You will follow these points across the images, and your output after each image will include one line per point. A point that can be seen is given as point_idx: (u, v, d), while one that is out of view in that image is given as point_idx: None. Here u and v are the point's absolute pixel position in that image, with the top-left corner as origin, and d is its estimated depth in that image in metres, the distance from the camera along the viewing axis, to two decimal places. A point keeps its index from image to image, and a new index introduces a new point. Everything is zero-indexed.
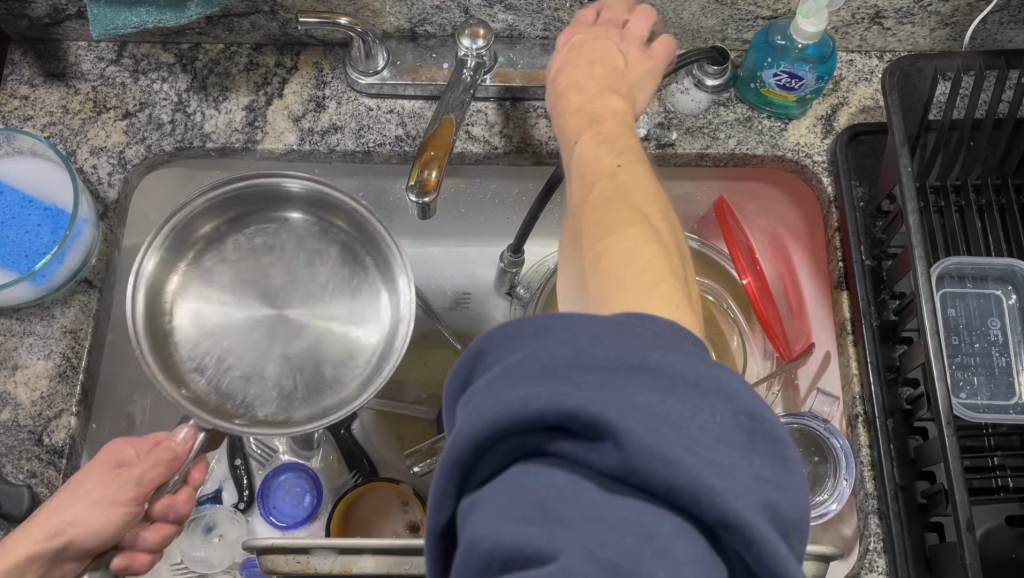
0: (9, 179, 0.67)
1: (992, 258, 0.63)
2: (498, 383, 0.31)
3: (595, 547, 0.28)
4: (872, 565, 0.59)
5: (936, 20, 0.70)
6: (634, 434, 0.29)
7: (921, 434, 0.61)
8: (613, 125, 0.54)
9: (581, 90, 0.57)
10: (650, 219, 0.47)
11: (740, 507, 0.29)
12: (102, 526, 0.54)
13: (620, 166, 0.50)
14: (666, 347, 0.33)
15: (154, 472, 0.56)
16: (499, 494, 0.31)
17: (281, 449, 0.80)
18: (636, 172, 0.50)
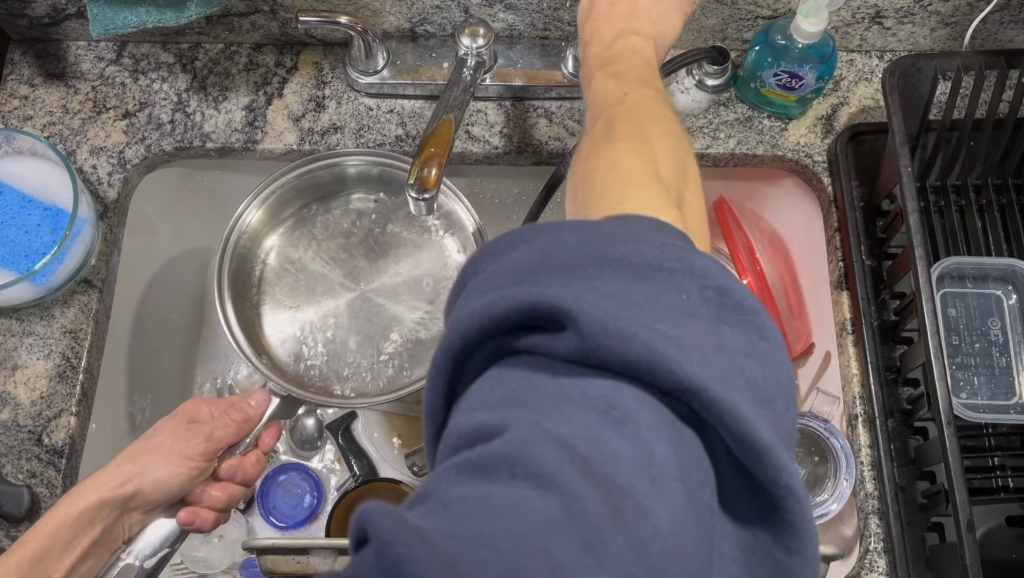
0: (9, 178, 0.67)
1: (992, 259, 0.63)
2: (473, 296, 0.32)
3: (554, 428, 0.28)
4: (872, 565, 0.59)
5: (936, 20, 0.70)
6: (588, 315, 0.29)
7: (921, 434, 0.61)
8: (634, 63, 0.51)
9: (599, 42, 0.53)
10: (664, 147, 0.45)
11: (703, 376, 0.28)
12: (168, 477, 0.64)
13: (629, 96, 0.48)
14: (633, 237, 0.32)
15: (227, 427, 0.67)
16: (473, 393, 0.30)
17: (281, 449, 0.80)
18: (645, 99, 0.48)
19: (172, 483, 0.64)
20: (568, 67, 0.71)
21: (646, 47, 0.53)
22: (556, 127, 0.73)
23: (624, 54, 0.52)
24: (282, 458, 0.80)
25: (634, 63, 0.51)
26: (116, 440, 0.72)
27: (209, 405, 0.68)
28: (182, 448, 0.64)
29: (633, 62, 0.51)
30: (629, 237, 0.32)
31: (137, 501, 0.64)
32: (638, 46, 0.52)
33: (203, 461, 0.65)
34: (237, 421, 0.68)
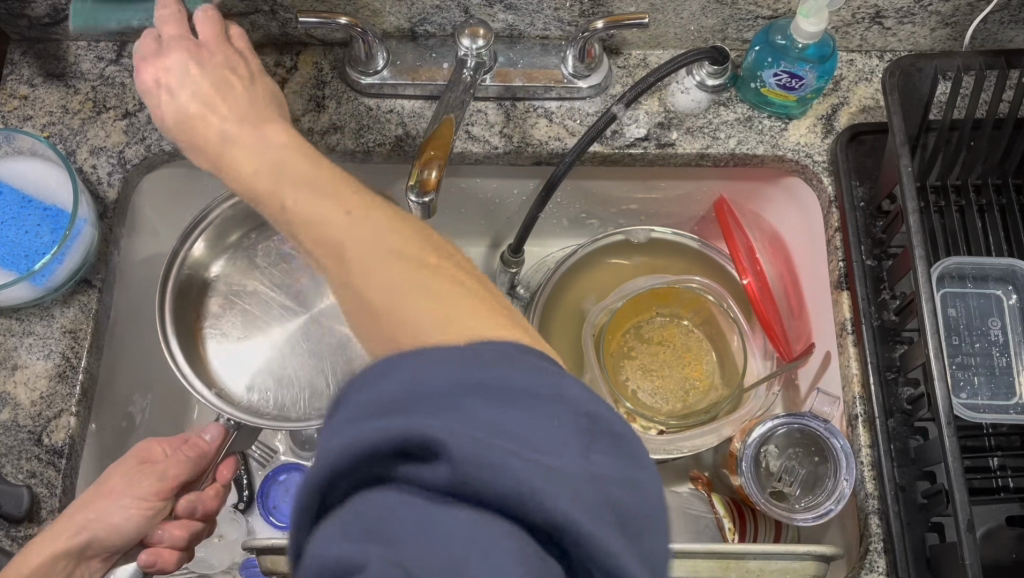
0: (9, 179, 0.67)
1: (993, 258, 0.63)
2: (341, 421, 0.33)
3: (413, 563, 0.30)
4: (873, 565, 0.59)
5: (936, 20, 0.70)
6: (461, 448, 0.31)
7: (921, 434, 0.61)
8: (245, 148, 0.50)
9: (231, 86, 0.53)
10: (336, 234, 0.43)
11: (566, 510, 0.30)
12: (125, 522, 0.59)
13: (249, 178, 0.48)
14: (500, 363, 0.34)
15: (182, 464, 0.63)
16: (346, 517, 0.31)
17: (281, 449, 0.80)
18: (251, 183, 0.48)
19: (129, 527, 0.60)
20: (568, 67, 0.72)
21: (278, 140, 0.50)
22: (556, 127, 0.72)
23: (215, 142, 0.51)
24: (282, 459, 0.79)
25: (215, 144, 0.51)
26: (115, 440, 0.72)
27: (162, 445, 0.64)
28: (137, 489, 0.60)
29: (244, 126, 0.51)
30: (497, 358, 0.34)
31: (93, 549, 0.59)
32: (214, 106, 0.52)
33: (159, 501, 0.62)
34: (192, 457, 0.64)
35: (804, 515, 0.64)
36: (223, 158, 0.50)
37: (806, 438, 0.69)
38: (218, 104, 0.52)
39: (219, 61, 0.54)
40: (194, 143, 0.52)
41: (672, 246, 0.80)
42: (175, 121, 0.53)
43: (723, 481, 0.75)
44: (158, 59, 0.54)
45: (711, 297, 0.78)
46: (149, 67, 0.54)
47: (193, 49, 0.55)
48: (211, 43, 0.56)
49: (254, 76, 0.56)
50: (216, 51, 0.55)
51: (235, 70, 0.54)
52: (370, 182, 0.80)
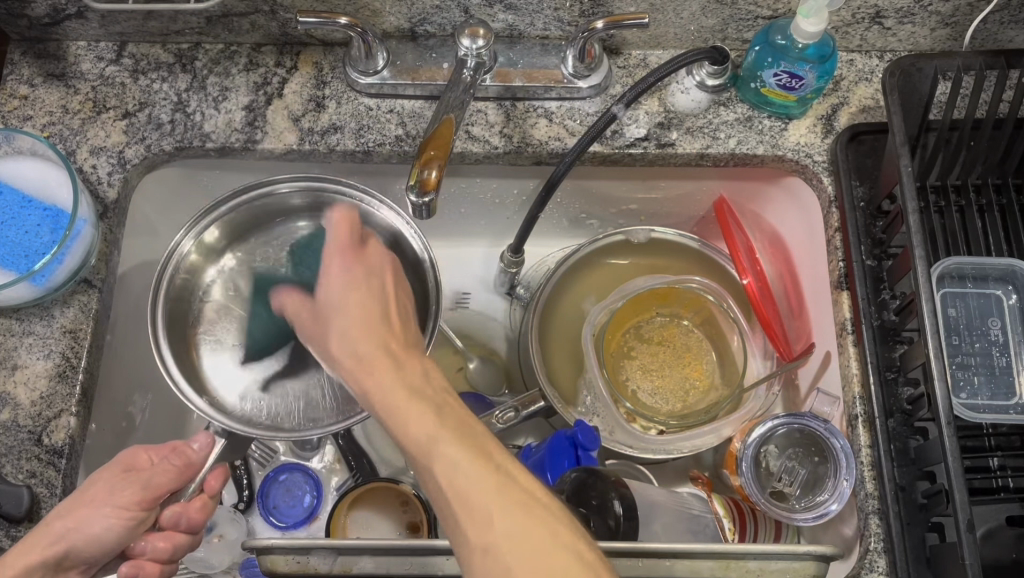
0: (9, 179, 0.67)
1: (993, 258, 0.63)
2: None
3: None
4: (872, 565, 0.59)
5: (936, 20, 0.70)
6: None
7: (921, 434, 0.61)
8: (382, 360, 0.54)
9: (370, 254, 0.62)
10: (464, 470, 0.46)
11: None
12: (104, 531, 0.57)
13: (377, 384, 0.53)
14: None
15: (167, 473, 0.61)
16: None
17: (281, 450, 0.81)
18: (374, 391, 0.53)
19: (109, 536, 0.57)
20: (568, 67, 0.72)
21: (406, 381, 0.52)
22: (556, 127, 0.73)
23: (353, 351, 0.56)
24: (282, 459, 0.81)
25: (351, 343, 0.56)
26: (115, 440, 0.72)
27: (149, 452, 0.62)
28: (118, 498, 0.58)
29: (388, 346, 0.56)
30: None
31: (73, 557, 0.57)
32: (360, 314, 0.57)
33: (142, 511, 0.59)
34: (177, 466, 0.61)
35: (804, 515, 0.65)
36: (360, 361, 0.55)
37: (807, 438, 0.69)
38: (355, 307, 0.58)
39: (371, 263, 0.61)
40: (331, 340, 0.58)
41: (673, 246, 0.80)
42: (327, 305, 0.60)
43: (723, 481, 0.76)
44: (330, 262, 0.62)
45: (711, 298, 0.78)
46: (328, 268, 0.61)
47: (336, 264, 0.61)
48: (365, 249, 0.63)
49: (400, 300, 0.60)
50: (354, 269, 0.60)
51: (385, 287, 0.60)
52: (370, 182, 0.80)
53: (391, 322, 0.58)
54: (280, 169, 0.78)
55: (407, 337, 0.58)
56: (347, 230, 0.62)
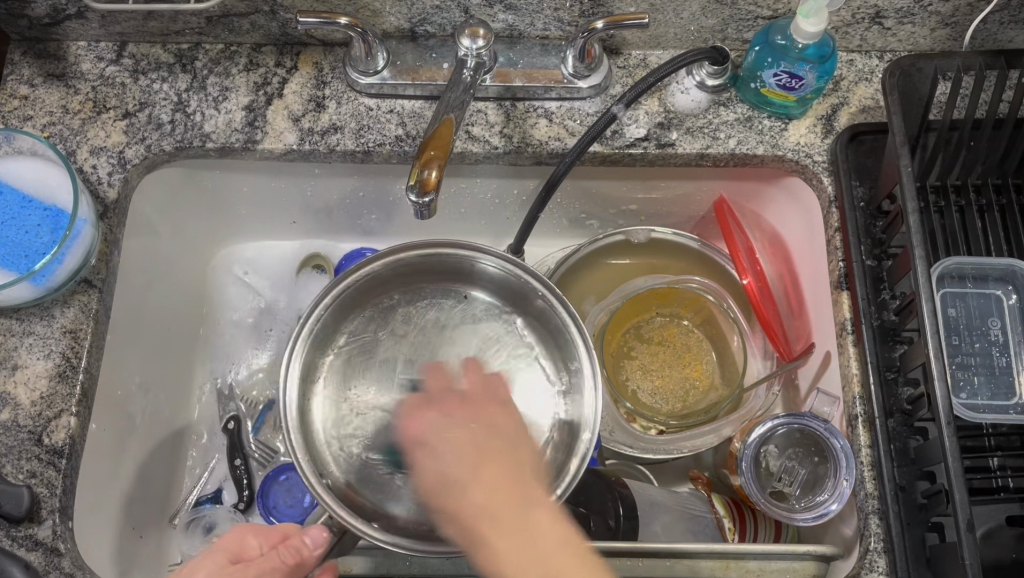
0: (9, 179, 0.67)
1: (993, 259, 0.63)
2: None
3: None
4: (872, 565, 0.59)
5: (936, 20, 0.70)
6: None
7: (921, 434, 0.61)
8: (502, 495, 0.54)
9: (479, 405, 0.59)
10: None
11: None
12: None
13: (495, 561, 0.52)
14: None
15: (275, 566, 0.55)
16: None
17: (281, 450, 0.81)
18: (493, 566, 0.52)
19: None
20: (568, 67, 0.72)
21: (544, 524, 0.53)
22: (556, 127, 0.72)
23: (467, 513, 0.53)
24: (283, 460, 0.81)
25: (456, 507, 0.54)
26: (116, 440, 0.71)
27: (257, 536, 0.58)
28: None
29: (496, 494, 0.54)
30: None
31: None
32: (462, 471, 0.55)
33: None
34: (288, 563, 0.55)
35: (804, 515, 0.64)
36: (473, 527, 0.53)
37: (807, 438, 0.69)
38: (453, 459, 0.56)
39: (454, 400, 0.60)
40: (434, 501, 0.56)
41: (673, 246, 0.81)
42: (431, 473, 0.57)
43: (723, 481, 0.76)
44: (417, 410, 0.61)
45: (711, 298, 0.79)
46: (411, 420, 0.60)
47: (423, 420, 0.60)
48: (430, 431, 0.59)
49: (494, 427, 0.58)
50: (447, 403, 0.60)
51: (474, 426, 0.58)
52: (370, 183, 0.80)
53: (495, 460, 0.56)
54: (280, 169, 0.78)
55: (516, 461, 0.56)
56: (439, 382, 0.62)
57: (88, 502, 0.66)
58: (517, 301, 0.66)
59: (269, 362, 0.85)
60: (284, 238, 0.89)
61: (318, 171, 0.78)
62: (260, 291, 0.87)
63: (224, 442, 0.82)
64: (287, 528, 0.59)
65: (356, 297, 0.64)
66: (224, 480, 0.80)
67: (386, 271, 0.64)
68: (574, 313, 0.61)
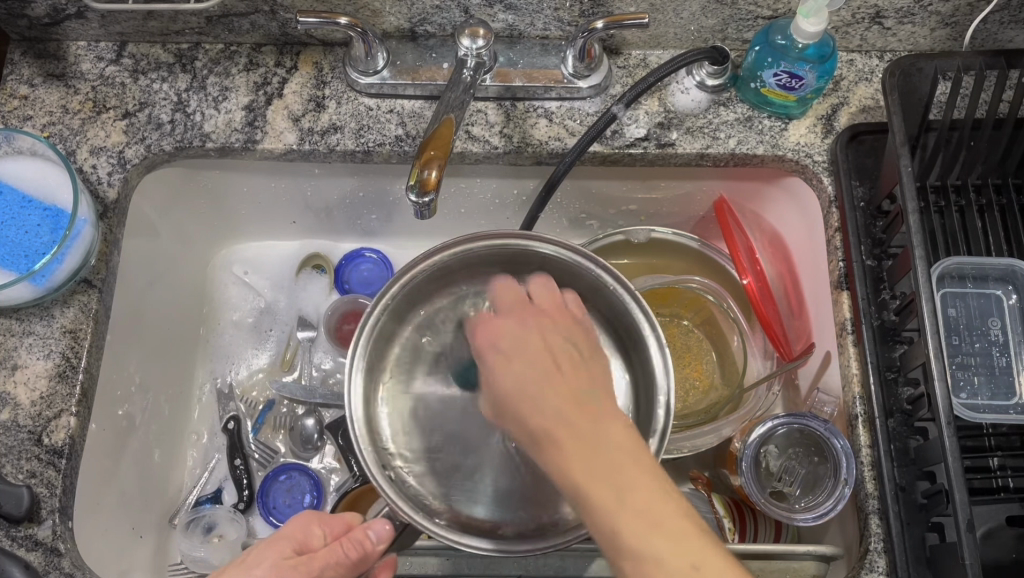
0: (9, 179, 0.67)
1: (993, 259, 0.63)
2: None
3: None
4: (873, 565, 0.59)
5: (936, 20, 0.70)
6: None
7: (921, 434, 0.61)
8: (576, 410, 0.49)
9: (546, 319, 0.54)
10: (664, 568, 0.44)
11: None
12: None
13: (562, 460, 0.47)
14: None
15: (338, 562, 0.53)
16: None
17: (281, 451, 0.81)
18: (553, 461, 0.47)
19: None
20: (568, 67, 0.72)
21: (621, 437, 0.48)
22: (556, 127, 0.72)
23: (534, 421, 0.49)
24: (283, 460, 0.81)
25: (529, 414, 0.49)
26: (116, 440, 0.71)
27: (322, 526, 0.56)
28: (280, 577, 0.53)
29: (569, 407, 0.49)
30: None
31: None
32: (532, 372, 0.51)
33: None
34: (351, 558, 0.53)
35: (804, 515, 0.64)
36: (544, 431, 0.48)
37: (807, 438, 0.70)
38: (520, 369, 0.51)
39: (535, 312, 0.54)
40: (502, 406, 0.51)
41: (673, 246, 0.80)
42: (495, 387, 0.52)
43: (723, 481, 0.76)
44: (490, 319, 0.55)
45: (711, 298, 0.80)
46: (481, 333, 0.54)
47: (498, 322, 0.54)
48: (501, 303, 0.56)
49: (576, 336, 0.54)
50: (515, 314, 0.55)
51: (551, 331, 0.53)
52: (370, 183, 0.80)
53: (568, 371, 0.51)
54: (280, 169, 0.78)
55: (587, 381, 0.51)
56: (506, 296, 0.56)
57: (88, 501, 0.66)
58: (591, 295, 0.59)
59: (269, 362, 0.85)
60: (283, 238, 0.89)
61: (318, 171, 0.78)
62: (260, 291, 0.87)
63: (224, 442, 0.82)
64: (352, 519, 0.58)
65: (424, 288, 0.59)
66: (224, 480, 0.80)
67: (453, 261, 0.58)
68: (644, 305, 0.55)
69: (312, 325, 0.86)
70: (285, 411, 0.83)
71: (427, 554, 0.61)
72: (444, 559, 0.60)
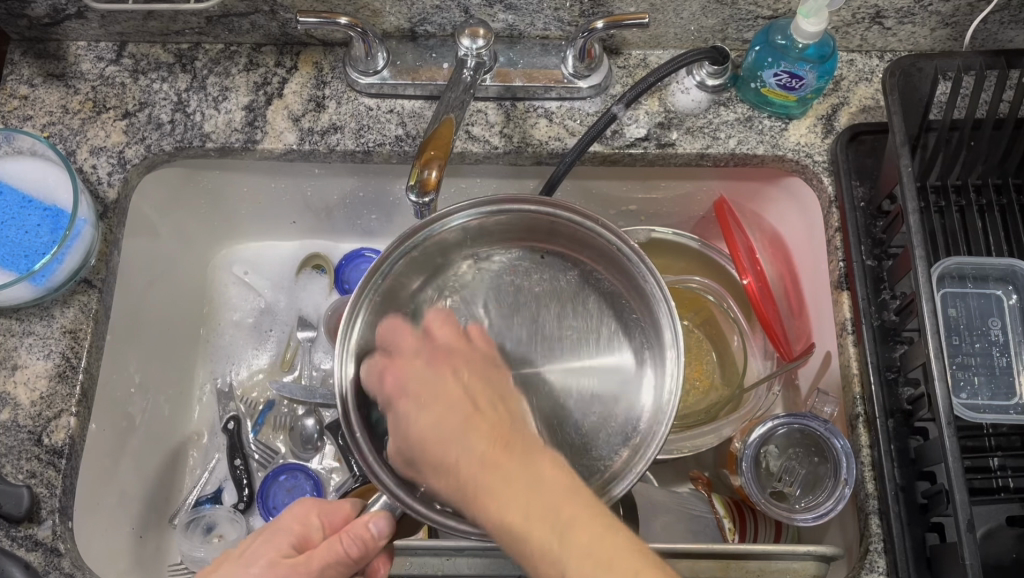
0: (9, 179, 0.67)
1: (992, 259, 0.63)
2: None
3: None
4: (873, 565, 0.59)
5: (936, 20, 0.70)
6: None
7: (921, 434, 0.60)
8: (503, 455, 0.50)
9: (444, 360, 0.56)
10: None
11: None
12: None
13: (494, 508, 0.47)
14: None
15: (339, 559, 0.53)
16: None
17: (282, 451, 0.81)
18: (493, 514, 0.47)
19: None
20: (568, 67, 0.72)
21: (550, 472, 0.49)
22: (556, 127, 0.72)
23: (456, 470, 0.50)
24: (283, 460, 0.81)
25: (450, 464, 0.50)
26: (116, 440, 0.71)
27: (320, 517, 0.56)
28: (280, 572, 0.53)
29: (490, 448, 0.50)
30: None
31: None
32: (437, 421, 0.52)
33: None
34: (351, 555, 0.53)
35: (804, 515, 0.64)
36: (465, 480, 0.49)
37: (807, 438, 0.69)
38: (439, 414, 0.52)
39: (439, 353, 0.56)
40: (417, 458, 0.52)
41: (673, 246, 0.80)
42: (407, 439, 0.52)
43: (723, 481, 0.76)
44: (390, 364, 0.56)
45: (711, 298, 0.80)
46: (388, 374, 0.55)
47: (405, 362, 0.55)
48: (403, 345, 0.57)
49: (480, 374, 0.56)
50: (420, 356, 0.56)
51: (461, 373, 0.55)
52: (370, 183, 0.80)
53: (484, 410, 0.52)
54: (280, 169, 0.77)
55: (505, 419, 0.53)
56: (399, 340, 0.57)
57: (88, 501, 0.66)
58: (598, 258, 0.63)
59: (269, 362, 0.85)
60: (283, 238, 0.89)
61: (318, 171, 0.78)
62: (260, 291, 0.87)
63: (224, 442, 0.82)
64: (349, 509, 0.57)
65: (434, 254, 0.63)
66: (224, 480, 0.80)
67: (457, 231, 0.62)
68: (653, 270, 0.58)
69: (312, 325, 0.85)
70: (285, 411, 0.82)
71: (427, 555, 0.60)
72: (445, 560, 0.60)
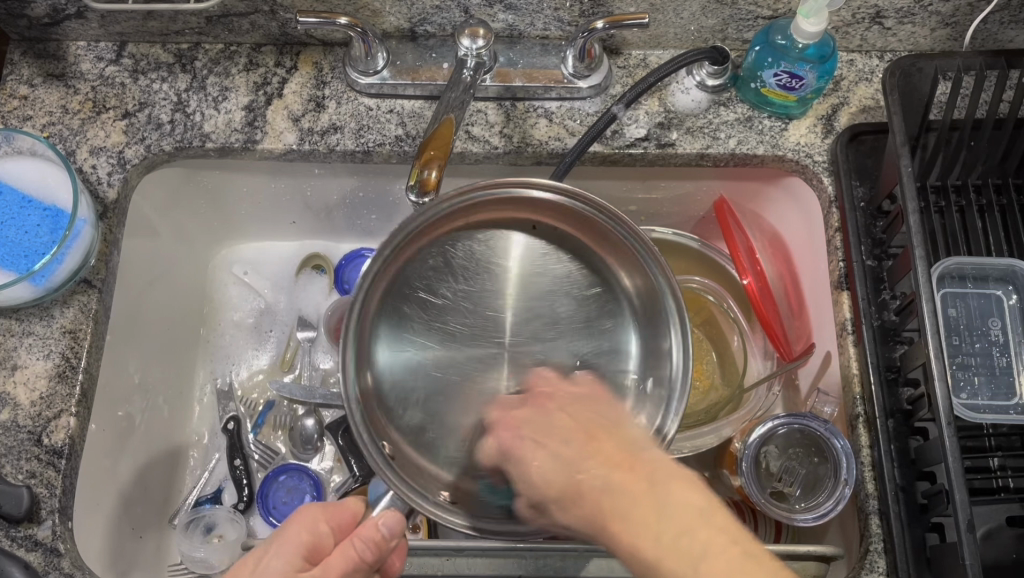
0: (9, 179, 0.67)
1: (993, 259, 0.63)
2: None
3: None
4: (873, 565, 0.59)
5: (936, 20, 0.70)
6: None
7: (921, 434, 0.60)
8: (634, 482, 0.49)
9: (548, 404, 0.57)
10: None
11: None
12: None
13: (626, 532, 0.48)
14: None
15: (354, 565, 0.51)
16: None
17: (283, 451, 0.81)
18: (624, 540, 0.48)
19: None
20: (568, 67, 0.72)
21: (678, 497, 0.48)
22: (556, 127, 0.72)
23: (589, 506, 0.50)
24: (283, 460, 0.81)
25: (582, 495, 0.50)
26: (116, 440, 0.71)
27: (329, 523, 0.54)
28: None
29: (619, 476, 0.50)
30: None
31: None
32: (565, 461, 0.52)
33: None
34: (365, 558, 0.51)
35: (804, 515, 0.64)
36: (597, 511, 0.49)
37: (807, 438, 0.69)
38: (558, 451, 0.53)
39: (540, 396, 0.57)
40: (549, 501, 0.52)
41: (673, 245, 0.80)
42: (535, 486, 0.53)
43: (723, 481, 0.76)
44: (501, 416, 0.58)
45: (711, 298, 0.80)
46: (502, 431, 0.56)
47: (514, 417, 0.57)
48: (507, 406, 0.58)
49: (590, 409, 0.56)
50: (522, 405, 0.58)
51: (569, 409, 0.56)
52: (370, 182, 0.80)
53: (602, 440, 0.53)
54: (279, 169, 0.77)
55: (627, 448, 0.53)
56: (505, 405, 0.58)
57: (88, 501, 0.66)
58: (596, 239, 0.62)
59: (269, 362, 0.85)
60: (283, 237, 0.89)
61: (317, 171, 0.78)
62: (260, 291, 0.87)
63: (224, 442, 0.82)
64: (356, 509, 0.55)
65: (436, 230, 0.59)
66: (224, 480, 0.80)
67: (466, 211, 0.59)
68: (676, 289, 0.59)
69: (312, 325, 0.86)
70: (285, 410, 0.83)
71: (426, 555, 0.60)
72: (445, 560, 0.60)
